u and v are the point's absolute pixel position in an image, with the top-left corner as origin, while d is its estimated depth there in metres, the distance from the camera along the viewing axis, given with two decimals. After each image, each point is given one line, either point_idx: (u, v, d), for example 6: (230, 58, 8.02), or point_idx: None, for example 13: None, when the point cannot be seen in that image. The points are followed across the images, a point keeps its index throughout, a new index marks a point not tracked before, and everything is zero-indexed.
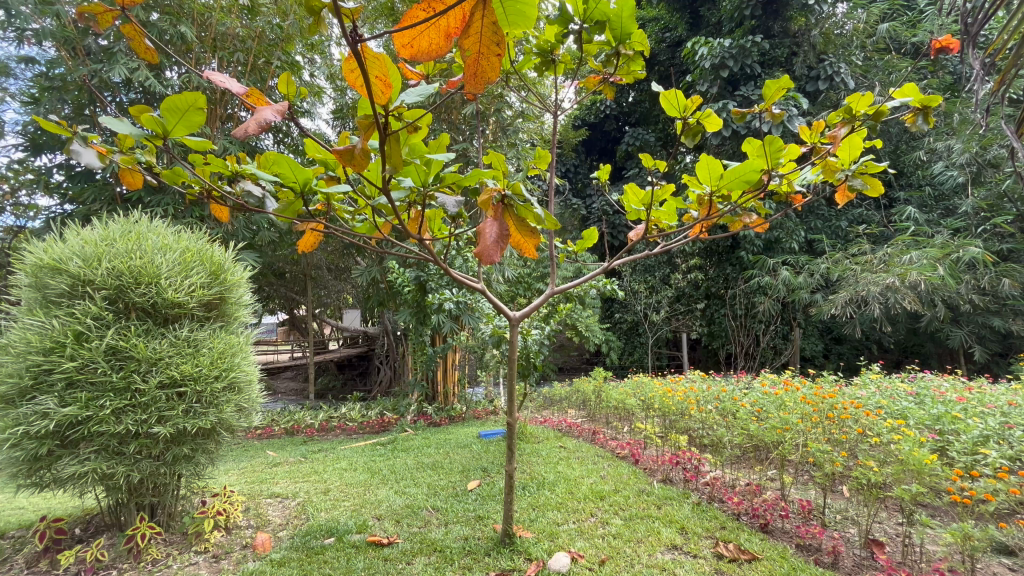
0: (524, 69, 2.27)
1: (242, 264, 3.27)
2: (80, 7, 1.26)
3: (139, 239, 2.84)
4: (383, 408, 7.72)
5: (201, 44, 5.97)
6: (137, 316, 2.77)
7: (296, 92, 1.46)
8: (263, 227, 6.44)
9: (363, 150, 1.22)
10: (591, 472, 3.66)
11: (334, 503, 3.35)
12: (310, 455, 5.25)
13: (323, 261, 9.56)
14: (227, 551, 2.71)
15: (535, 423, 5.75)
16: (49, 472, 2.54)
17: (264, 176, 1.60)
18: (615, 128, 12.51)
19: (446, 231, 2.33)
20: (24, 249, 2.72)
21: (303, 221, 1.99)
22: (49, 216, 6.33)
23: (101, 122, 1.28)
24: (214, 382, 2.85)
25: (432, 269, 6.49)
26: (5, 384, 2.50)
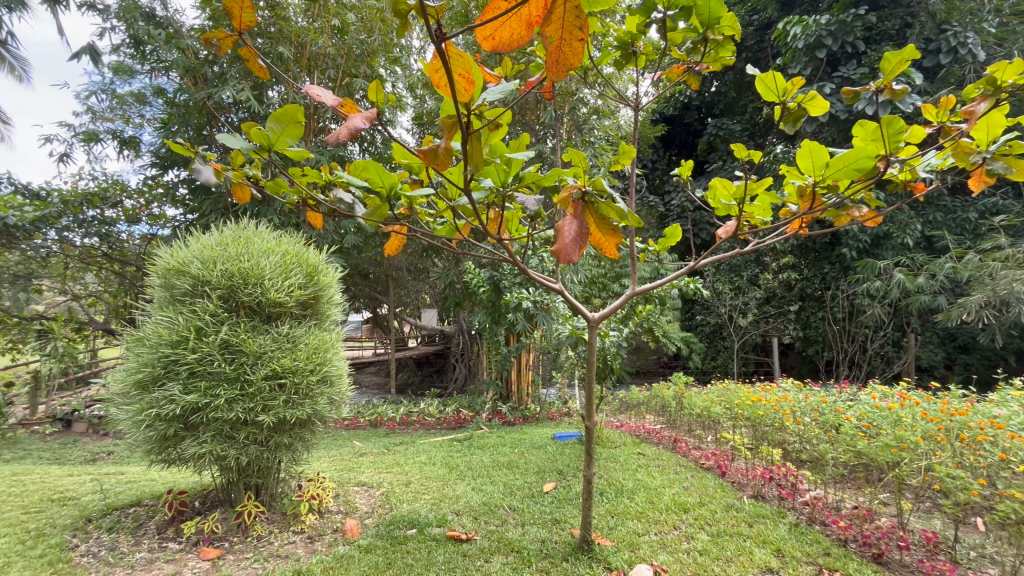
0: (603, 64, 2.20)
1: (334, 266, 3.51)
2: (204, 35, 1.41)
3: (248, 244, 3.15)
4: (459, 405, 7.93)
5: (298, 64, 6.52)
6: (246, 313, 3.05)
7: (384, 99, 1.52)
8: (350, 231, 6.89)
9: (446, 149, 1.25)
10: (672, 482, 3.49)
11: (415, 495, 3.49)
12: (392, 448, 5.51)
13: (403, 262, 10.03)
14: (320, 533, 2.91)
15: (611, 428, 5.62)
16: (175, 451, 2.87)
17: (355, 184, 1.69)
18: (696, 120, 11.93)
19: (524, 232, 2.32)
20: (156, 254, 3.09)
21: (388, 225, 2.07)
22: (175, 224, 7.23)
23: (218, 139, 1.41)
24: (309, 375, 3.08)
25: (506, 269, 6.57)
26: (142, 372, 2.86)
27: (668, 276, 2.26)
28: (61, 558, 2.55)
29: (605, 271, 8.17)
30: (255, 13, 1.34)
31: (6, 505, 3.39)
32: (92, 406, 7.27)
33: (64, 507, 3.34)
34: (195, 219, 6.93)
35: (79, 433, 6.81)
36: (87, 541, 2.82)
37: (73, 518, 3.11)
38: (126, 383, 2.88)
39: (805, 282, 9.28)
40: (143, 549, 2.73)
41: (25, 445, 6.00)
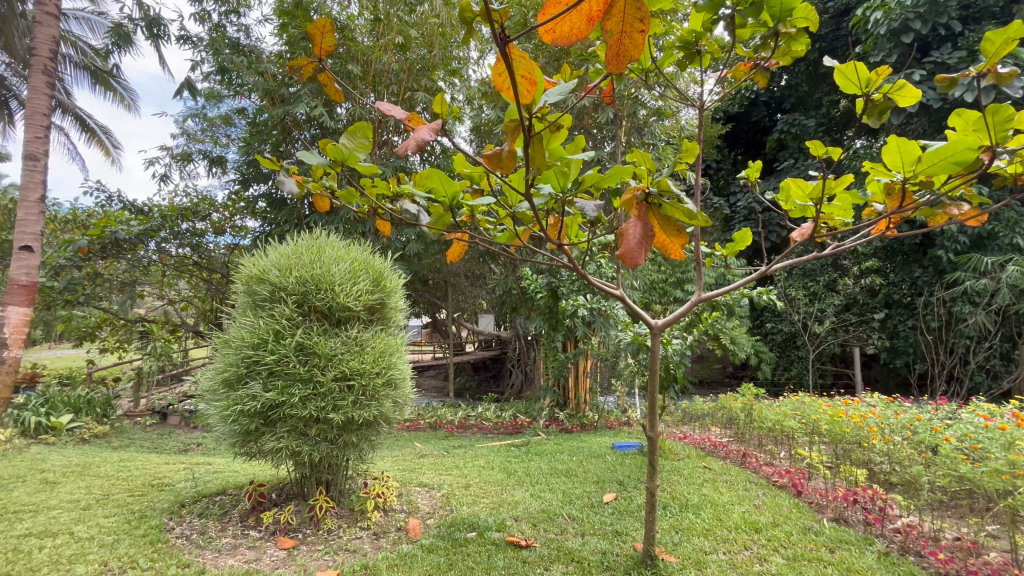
0: (666, 65, 2.13)
1: (398, 272, 3.65)
2: (289, 63, 1.53)
3: (320, 252, 3.34)
4: (516, 411, 7.97)
5: (365, 82, 6.89)
6: (318, 317, 3.23)
7: (448, 110, 1.57)
8: (412, 238, 7.15)
9: (509, 153, 1.27)
10: (742, 499, 3.31)
11: (475, 498, 3.54)
12: (452, 450, 5.62)
13: (462, 269, 10.26)
14: (385, 531, 3.02)
15: (674, 439, 5.42)
16: (255, 445, 3.08)
17: (420, 193, 1.75)
18: (764, 117, 11.33)
19: (585, 237, 2.29)
20: (240, 262, 3.35)
21: (451, 233, 2.12)
22: (256, 234, 7.84)
23: (297, 156, 1.51)
24: (376, 377, 3.23)
25: (564, 275, 6.56)
26: (228, 371, 3.10)
27: (739, 282, 2.12)
28: (161, 539, 2.80)
29: (665, 276, 7.95)
30: (333, 36, 1.43)
31: (115, 487, 3.79)
32: (183, 400, 7.98)
33: (161, 492, 3.68)
34: (272, 230, 7.46)
35: (173, 425, 7.50)
36: (181, 524, 3.10)
37: (169, 503, 3.42)
38: (214, 381, 3.13)
39: (890, 288, 8.56)
40: (228, 535, 2.95)
41: (129, 434, 6.68)
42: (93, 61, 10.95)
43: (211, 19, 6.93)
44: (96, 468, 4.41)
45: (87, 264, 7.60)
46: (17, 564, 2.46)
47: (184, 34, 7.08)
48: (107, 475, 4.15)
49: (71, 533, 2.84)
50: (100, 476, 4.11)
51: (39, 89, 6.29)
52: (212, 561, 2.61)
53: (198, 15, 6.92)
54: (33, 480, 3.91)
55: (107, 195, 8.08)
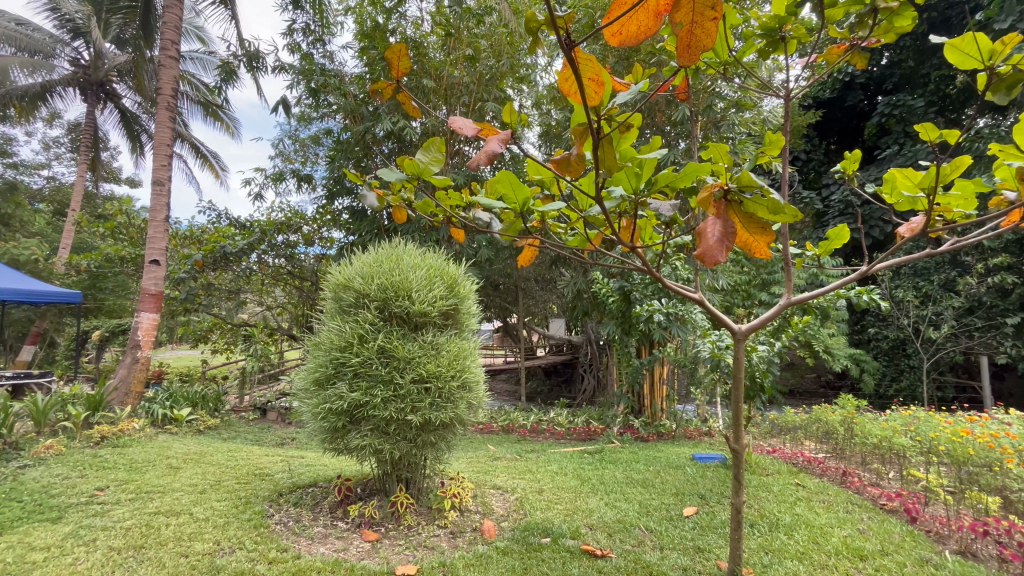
0: (745, 55, 2.00)
1: (471, 278, 3.74)
2: (371, 86, 1.63)
3: (398, 260, 3.51)
4: (589, 417, 7.84)
5: (437, 95, 7.19)
6: (397, 322, 3.39)
7: (518, 119, 1.59)
8: (483, 244, 7.33)
9: (578, 156, 1.25)
10: (843, 522, 3.01)
11: (549, 504, 3.53)
12: (524, 455, 5.65)
13: (532, 274, 10.33)
14: (462, 530, 3.11)
15: (762, 453, 5.05)
16: (342, 442, 3.29)
17: (491, 201, 1.78)
18: (861, 101, 10.31)
19: (659, 239, 2.20)
20: (328, 271, 3.59)
21: (522, 239, 2.12)
22: (341, 244, 8.43)
23: (378, 172, 1.60)
24: (451, 380, 3.34)
25: (636, 278, 6.41)
26: (318, 371, 3.33)
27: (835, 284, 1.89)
28: (263, 524, 3.08)
29: (748, 278, 7.47)
30: (406, 60, 1.51)
31: (225, 474, 4.23)
32: (280, 398, 8.73)
33: (263, 481, 4.05)
34: (355, 240, 7.97)
35: (271, 421, 8.21)
36: (280, 511, 3.38)
37: (270, 491, 3.75)
38: (306, 380, 3.37)
39: None
40: (320, 524, 3.18)
41: (236, 427, 7.42)
42: (204, 95, 12.38)
43: (301, 49, 7.57)
44: (209, 456, 4.96)
45: (201, 275, 8.56)
46: (149, 538, 2.82)
47: (278, 64, 7.78)
48: (219, 463, 4.64)
49: (191, 513, 3.21)
50: (213, 464, 4.61)
51: (163, 123, 7.22)
52: (307, 548, 2.82)
53: (290, 46, 7.59)
54: (160, 465, 4.46)
55: (217, 213, 9.10)
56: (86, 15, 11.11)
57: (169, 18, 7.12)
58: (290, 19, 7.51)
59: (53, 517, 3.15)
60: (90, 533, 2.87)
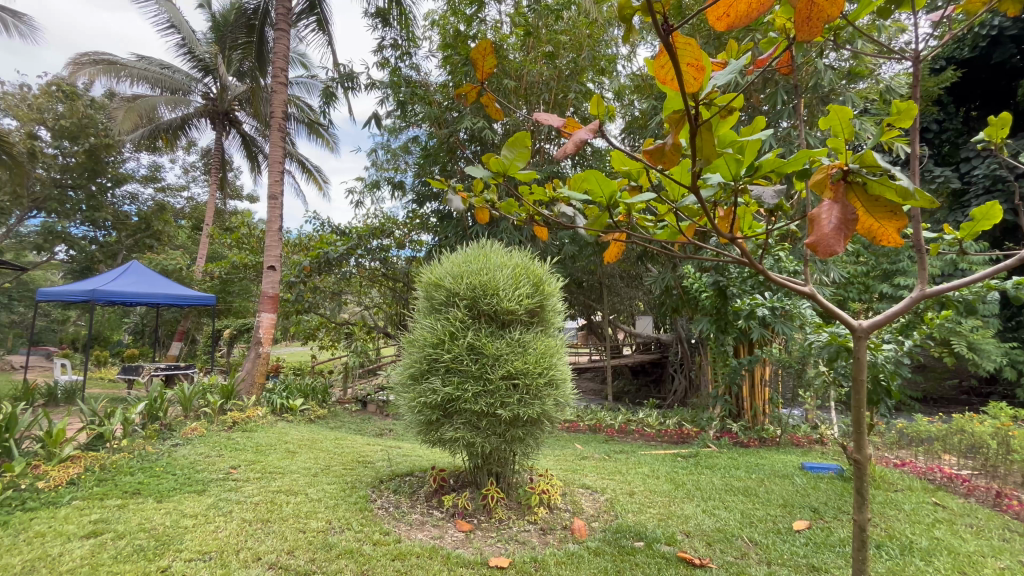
0: (862, 15, 1.61)
1: (556, 276, 3.74)
2: (458, 87, 1.67)
3: (486, 259, 3.60)
4: (681, 419, 7.48)
5: (517, 95, 7.26)
6: (485, 319, 3.48)
7: (606, 109, 1.55)
8: (566, 241, 7.30)
9: (674, 146, 1.19)
10: (998, 552, 2.58)
11: (642, 507, 3.42)
12: (613, 455, 5.53)
13: (617, 270, 10.08)
14: (552, 527, 3.11)
15: (887, 465, 4.48)
16: (436, 434, 3.44)
17: (577, 196, 1.75)
18: (1013, 57, 8.74)
19: (759, 228, 2.03)
20: (420, 271, 3.76)
21: (608, 234, 2.08)
22: (430, 246, 8.85)
23: (465, 171, 1.65)
24: (538, 377, 3.37)
25: (733, 272, 6.02)
26: (413, 367, 3.50)
27: (986, 272, 1.58)
28: (367, 508, 3.32)
29: (867, 269, 6.67)
30: (492, 59, 1.54)
31: (334, 460, 4.64)
32: (378, 391, 9.39)
33: (366, 468, 4.38)
34: (442, 242, 8.34)
35: (371, 413, 8.85)
36: (382, 497, 3.62)
37: (372, 477, 4.04)
38: (402, 375, 3.56)
39: None
40: (417, 512, 3.35)
41: (341, 418, 8.09)
42: (308, 115, 13.61)
43: (389, 64, 8.02)
44: (321, 443, 5.47)
45: (308, 278, 9.45)
46: (273, 513, 3.16)
47: (371, 81, 8.33)
48: (328, 450, 5.09)
49: (307, 493, 3.56)
50: (323, 450, 5.07)
51: (275, 143, 8.06)
52: (406, 532, 2.99)
53: (380, 62, 8.08)
54: (280, 449, 5.00)
55: (321, 222, 9.98)
56: (213, 54, 12.73)
57: (278, 49, 7.93)
58: (379, 37, 8.01)
59: (199, 489, 3.66)
60: (227, 506, 3.29)
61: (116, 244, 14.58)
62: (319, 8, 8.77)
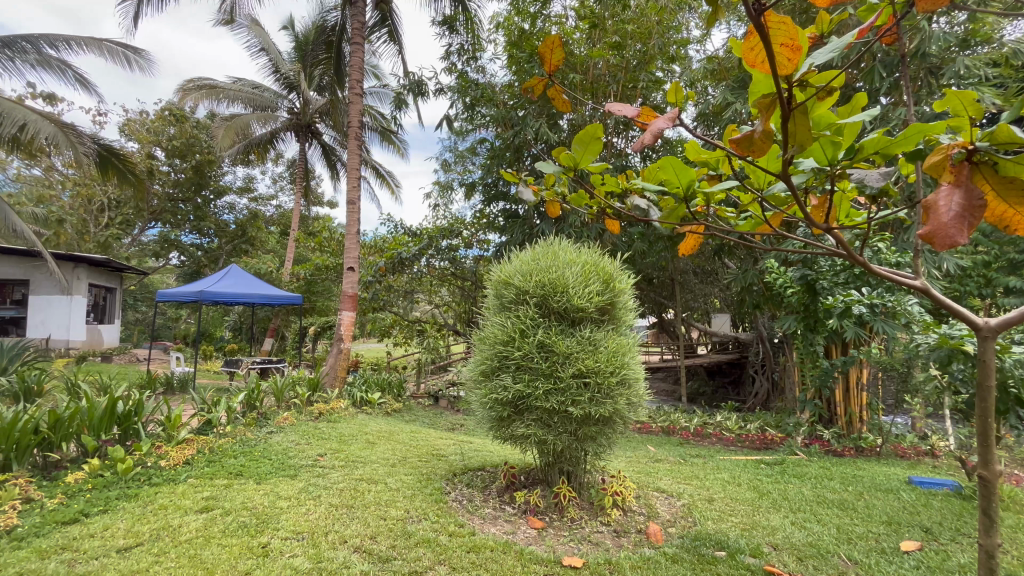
0: None
1: (628, 272, 3.64)
2: (527, 83, 1.66)
3: (555, 256, 3.58)
4: (764, 424, 7.01)
5: (583, 90, 7.16)
6: (556, 317, 3.46)
7: (683, 96, 1.47)
8: (635, 237, 7.12)
9: (765, 132, 1.10)
10: None
11: (722, 515, 3.25)
12: (689, 459, 5.31)
13: (690, 265, 9.65)
14: (626, 530, 3.04)
15: (1018, 484, 3.91)
16: (507, 430, 3.47)
17: (651, 187, 1.68)
18: None
19: (857, 216, 1.83)
20: (490, 270, 3.81)
21: (684, 227, 1.98)
22: (498, 245, 8.98)
23: (536, 167, 1.64)
24: (610, 376, 3.30)
25: (823, 266, 5.60)
26: (484, 363, 3.55)
27: None
28: (442, 499, 3.43)
29: (988, 260, 5.87)
30: (562, 53, 1.51)
31: (411, 452, 4.84)
32: (450, 387, 9.68)
33: (440, 461, 4.54)
34: (509, 241, 8.43)
35: (443, 408, 9.15)
36: (456, 489, 3.73)
37: (446, 470, 4.18)
38: (473, 372, 3.62)
39: None
40: (490, 506, 3.41)
41: (415, 411, 8.44)
42: (381, 122, 14.29)
43: (456, 69, 8.21)
44: (398, 435, 5.75)
45: (383, 278, 9.94)
46: (357, 499, 3.36)
47: (439, 86, 8.59)
48: (404, 442, 5.33)
49: (386, 483, 3.75)
50: (399, 442, 5.32)
51: (353, 152, 8.55)
52: (480, 526, 3.05)
53: (447, 68, 8.29)
54: (361, 439, 5.31)
55: (394, 224, 10.46)
56: (296, 71, 13.74)
57: (354, 62, 8.39)
58: (447, 44, 8.25)
59: (292, 473, 3.98)
60: (316, 490, 3.54)
61: (218, 249, 16.20)
62: (390, 19, 9.17)
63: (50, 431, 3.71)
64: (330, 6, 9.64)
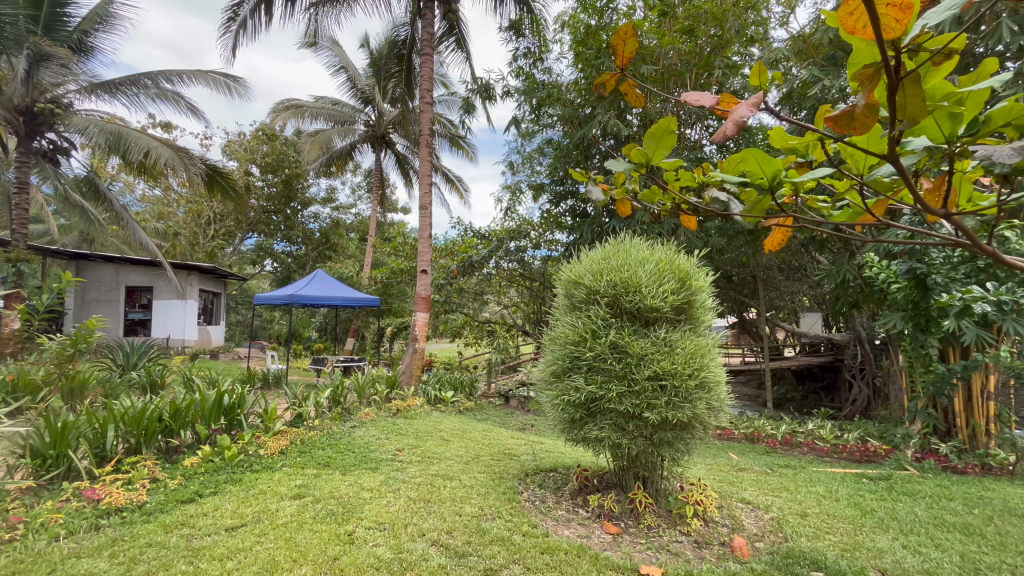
0: None
1: (705, 270, 3.46)
2: (596, 80, 1.61)
3: (626, 254, 3.48)
4: (865, 434, 6.36)
5: (653, 83, 6.93)
6: (628, 317, 3.37)
7: (769, 78, 1.35)
8: (712, 234, 6.77)
9: (868, 106, 0.99)
10: None
11: (818, 533, 2.98)
12: (777, 469, 4.93)
13: (774, 261, 8.99)
14: (708, 541, 2.89)
15: None
16: (579, 432, 3.42)
17: (732, 179, 1.58)
18: None
19: (982, 200, 1.59)
20: (559, 270, 3.77)
21: (769, 221, 1.83)
22: (566, 245, 8.92)
23: (606, 166, 1.59)
24: (688, 379, 3.15)
25: (936, 257, 4.97)
26: (556, 364, 3.52)
27: None
28: (515, 499, 3.45)
29: None
30: (633, 46, 1.45)
31: (483, 451, 4.93)
32: (520, 387, 9.76)
33: (512, 460, 4.57)
34: (578, 241, 8.34)
35: (513, 408, 9.24)
36: (529, 490, 3.74)
37: (518, 470, 4.21)
38: (544, 372, 3.60)
39: None
40: (563, 508, 3.38)
41: (486, 411, 8.59)
42: (450, 129, 14.73)
43: (522, 70, 8.27)
44: (472, 433, 5.87)
45: (454, 280, 10.24)
46: (433, 494, 3.48)
47: (506, 89, 8.69)
48: (476, 440, 5.44)
49: (460, 480, 3.84)
50: (472, 440, 5.44)
51: (424, 159, 8.88)
52: (553, 528, 3.03)
53: (514, 70, 8.37)
54: (436, 436, 5.49)
55: (464, 227, 10.73)
56: (372, 85, 14.54)
57: (424, 72, 8.71)
58: (513, 48, 8.34)
59: (374, 466, 4.20)
60: (396, 483, 3.70)
61: (305, 256, 17.54)
62: (457, 28, 9.44)
63: (171, 419, 4.19)
64: (401, 21, 10.09)
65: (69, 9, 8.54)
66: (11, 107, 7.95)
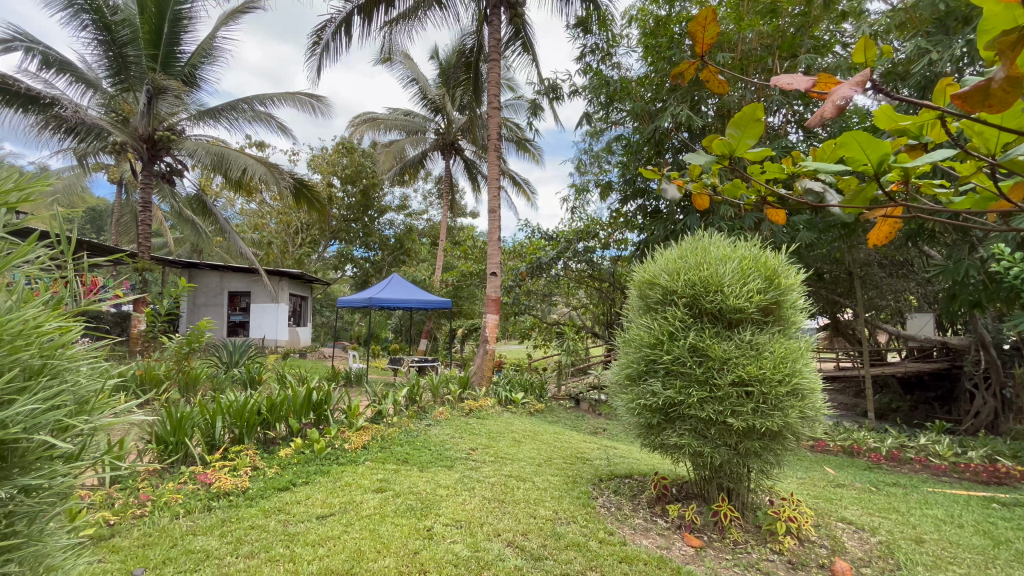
0: None
1: (796, 267, 3.19)
2: (673, 70, 1.52)
3: (705, 252, 3.30)
4: (993, 452, 5.56)
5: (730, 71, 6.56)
6: (709, 319, 3.19)
7: (875, 53, 1.20)
8: (799, 228, 6.27)
9: (1009, 79, 0.84)
10: None
11: (938, 562, 2.65)
12: (883, 487, 4.44)
13: (873, 256, 8.15)
14: (803, 563, 2.67)
15: None
16: (657, 438, 3.29)
17: (829, 168, 1.42)
18: None
19: None
20: (632, 270, 3.65)
21: (873, 212, 1.64)
22: (637, 243, 8.67)
23: (684, 161, 1.50)
24: (778, 385, 2.93)
25: None
26: (630, 367, 3.40)
27: None
28: (590, 504, 3.38)
29: None
30: (713, 30, 1.35)
31: (555, 453, 4.89)
32: (591, 390, 9.61)
33: (584, 464, 4.50)
34: (649, 239, 8.07)
35: (584, 411, 9.11)
36: (603, 495, 3.66)
37: (591, 474, 4.13)
38: (618, 375, 3.49)
39: None
40: (640, 516, 3.27)
41: (557, 413, 8.54)
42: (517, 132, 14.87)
43: (590, 68, 8.16)
44: (543, 435, 5.86)
45: (523, 282, 10.30)
46: (508, 495, 3.51)
47: (573, 88, 8.62)
48: (548, 443, 5.42)
49: (534, 481, 3.84)
50: (544, 442, 5.42)
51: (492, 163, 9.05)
52: (631, 536, 2.94)
53: (582, 69, 8.28)
54: (508, 437, 5.53)
55: (531, 229, 10.77)
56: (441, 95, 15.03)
57: (491, 78, 8.86)
58: (581, 45, 8.24)
59: (450, 464, 4.32)
60: (472, 482, 3.78)
61: (382, 261, 18.48)
62: (524, 32, 9.52)
63: (268, 412, 4.56)
64: (468, 30, 10.34)
65: (183, 46, 9.52)
66: (137, 136, 9.12)
